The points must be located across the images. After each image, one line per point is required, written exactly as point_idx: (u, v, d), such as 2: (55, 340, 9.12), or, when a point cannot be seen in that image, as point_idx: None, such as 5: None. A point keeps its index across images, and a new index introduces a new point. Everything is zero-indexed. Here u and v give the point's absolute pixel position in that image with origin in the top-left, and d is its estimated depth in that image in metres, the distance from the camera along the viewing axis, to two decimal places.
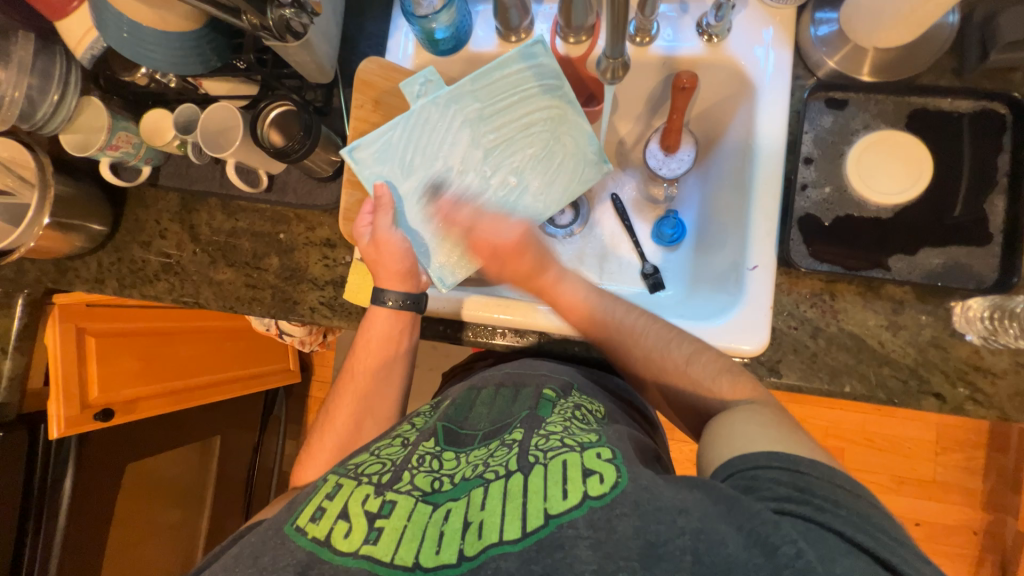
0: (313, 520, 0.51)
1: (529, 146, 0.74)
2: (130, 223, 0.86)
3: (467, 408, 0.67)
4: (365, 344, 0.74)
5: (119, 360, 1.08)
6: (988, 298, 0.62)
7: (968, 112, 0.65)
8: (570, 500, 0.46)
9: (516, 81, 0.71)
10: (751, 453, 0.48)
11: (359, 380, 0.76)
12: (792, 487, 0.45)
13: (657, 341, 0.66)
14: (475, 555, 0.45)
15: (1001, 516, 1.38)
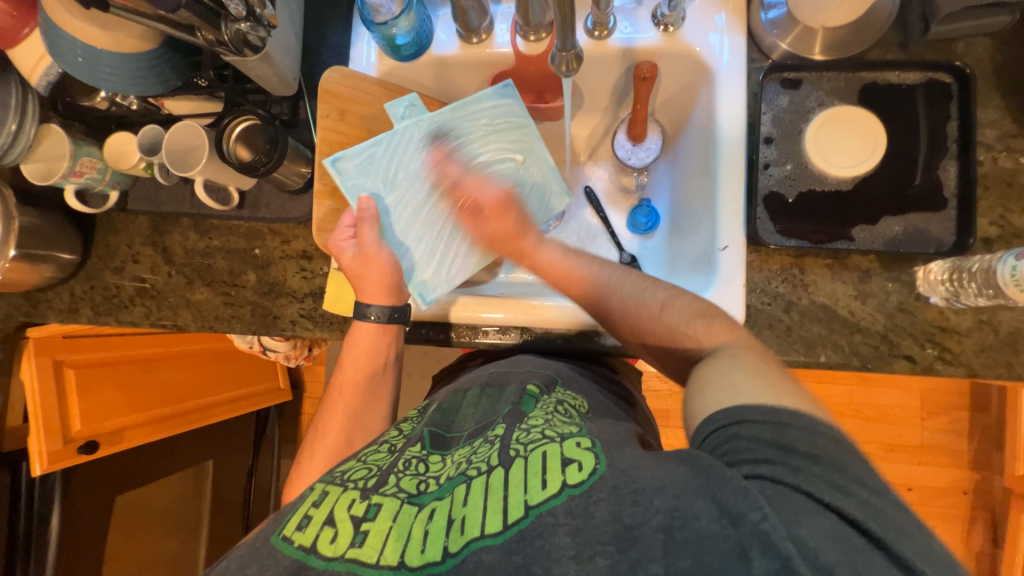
0: (299, 528, 0.50)
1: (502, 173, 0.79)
2: (101, 250, 0.85)
3: (453, 411, 0.68)
4: (350, 360, 0.74)
5: (100, 391, 1.06)
6: (948, 260, 0.64)
7: (915, 82, 0.67)
8: (549, 489, 0.47)
9: (492, 115, 0.77)
10: (736, 409, 0.48)
11: (345, 391, 0.75)
12: (771, 446, 0.45)
13: (633, 290, 0.65)
14: (459, 551, 0.45)
15: (988, 474, 1.42)
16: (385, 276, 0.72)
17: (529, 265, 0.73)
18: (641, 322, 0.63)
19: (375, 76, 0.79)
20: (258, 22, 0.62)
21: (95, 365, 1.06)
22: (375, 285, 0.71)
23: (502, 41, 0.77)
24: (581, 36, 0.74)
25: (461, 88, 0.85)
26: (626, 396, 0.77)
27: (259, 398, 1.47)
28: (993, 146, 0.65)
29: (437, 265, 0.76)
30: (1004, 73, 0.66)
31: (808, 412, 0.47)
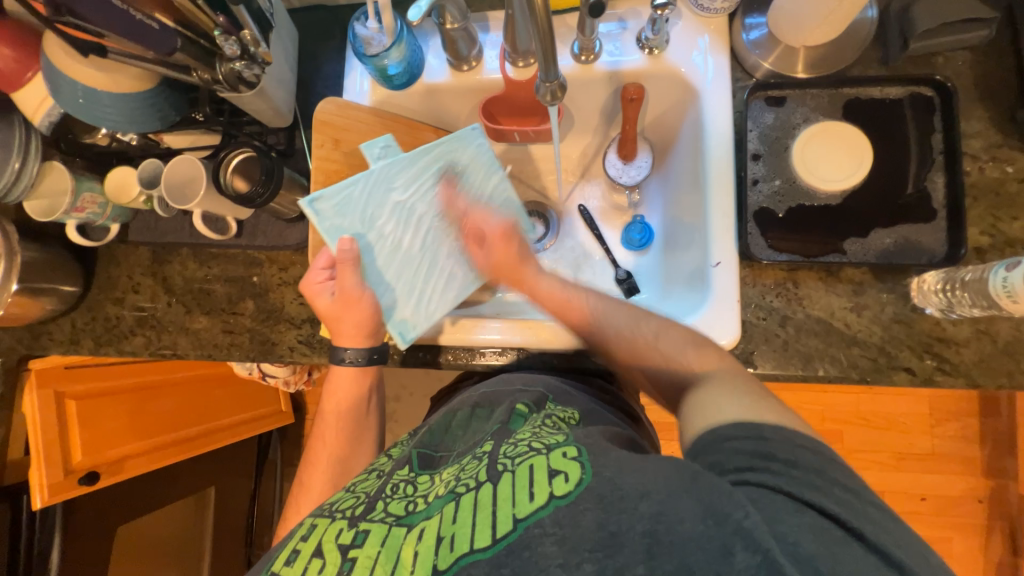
0: (288, 563, 0.51)
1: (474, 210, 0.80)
2: (102, 281, 0.86)
3: (441, 433, 0.69)
4: (336, 393, 0.76)
5: (101, 421, 1.06)
6: (941, 271, 0.63)
7: (897, 97, 0.68)
8: (537, 501, 0.46)
9: (467, 156, 0.79)
10: (718, 427, 0.50)
11: (333, 424, 0.76)
12: (754, 455, 0.46)
13: (627, 321, 0.67)
14: (449, 567, 0.45)
15: (1003, 482, 1.39)
16: (363, 314, 0.72)
17: (528, 292, 0.76)
18: (634, 347, 0.65)
19: (369, 105, 0.81)
20: (253, 60, 0.64)
21: (96, 396, 1.06)
22: (357, 317, 0.72)
23: (491, 68, 0.79)
24: (569, 60, 0.76)
25: (453, 114, 0.87)
26: (627, 412, 0.77)
27: (262, 423, 1.46)
28: (980, 156, 0.66)
29: (413, 304, 0.75)
30: (986, 84, 0.67)
31: (794, 428, 0.48)
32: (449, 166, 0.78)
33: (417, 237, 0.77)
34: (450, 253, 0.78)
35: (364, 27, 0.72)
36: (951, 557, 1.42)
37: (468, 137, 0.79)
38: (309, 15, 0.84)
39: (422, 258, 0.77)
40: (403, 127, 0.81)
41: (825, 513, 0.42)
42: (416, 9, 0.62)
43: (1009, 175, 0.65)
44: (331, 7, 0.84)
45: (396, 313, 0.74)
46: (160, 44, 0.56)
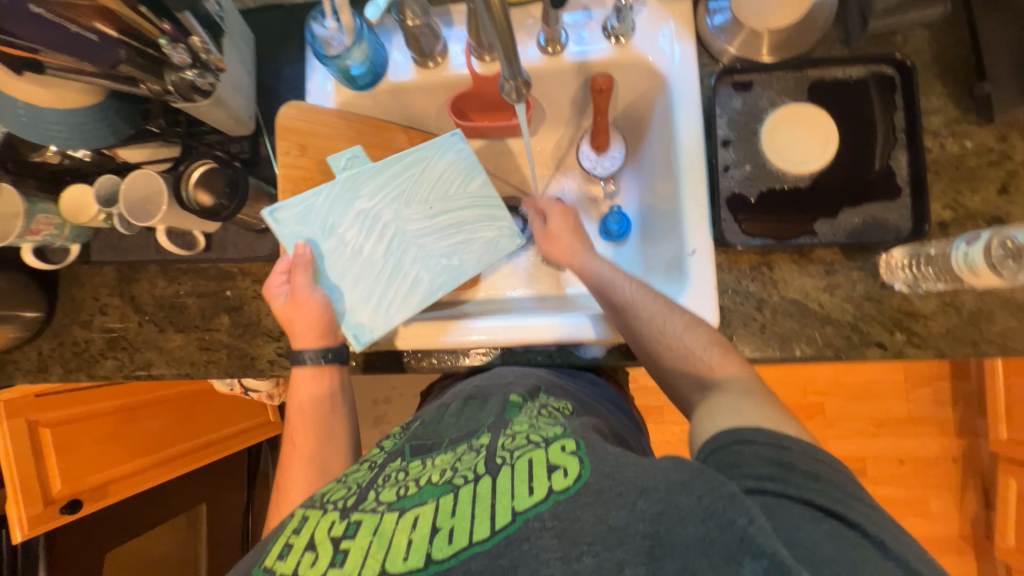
0: (280, 558, 0.50)
1: (450, 218, 0.78)
2: (67, 304, 0.83)
3: (434, 424, 0.66)
4: (299, 400, 0.71)
5: (82, 448, 1.04)
6: (907, 248, 0.65)
7: (859, 77, 0.69)
8: (536, 495, 0.47)
9: (443, 164, 0.78)
10: (738, 430, 0.51)
11: (303, 432, 0.69)
12: (775, 466, 0.47)
13: (658, 311, 0.66)
14: (445, 559, 0.45)
15: (973, 439, 1.47)
16: (315, 320, 0.70)
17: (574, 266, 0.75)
18: (658, 347, 0.64)
19: (333, 107, 0.78)
20: (205, 68, 0.62)
21: (76, 421, 1.03)
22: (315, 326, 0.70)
23: (458, 63, 0.78)
24: (535, 52, 0.75)
25: (422, 112, 0.85)
26: (617, 403, 0.77)
27: (257, 433, 1.42)
28: (940, 133, 0.67)
29: (376, 311, 0.73)
30: (943, 61, 0.69)
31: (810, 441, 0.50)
32: (422, 173, 0.77)
33: (382, 243, 0.75)
34: (417, 259, 0.76)
35: (322, 28, 0.68)
36: (929, 515, 1.48)
37: (446, 142, 0.78)
38: (266, 16, 0.81)
39: (387, 265, 0.75)
40: (372, 128, 0.79)
41: (812, 504, 0.45)
42: (375, 6, 0.58)
43: (968, 150, 0.67)
44: (287, 6, 0.81)
45: (356, 320, 0.73)
46: (101, 57, 0.54)
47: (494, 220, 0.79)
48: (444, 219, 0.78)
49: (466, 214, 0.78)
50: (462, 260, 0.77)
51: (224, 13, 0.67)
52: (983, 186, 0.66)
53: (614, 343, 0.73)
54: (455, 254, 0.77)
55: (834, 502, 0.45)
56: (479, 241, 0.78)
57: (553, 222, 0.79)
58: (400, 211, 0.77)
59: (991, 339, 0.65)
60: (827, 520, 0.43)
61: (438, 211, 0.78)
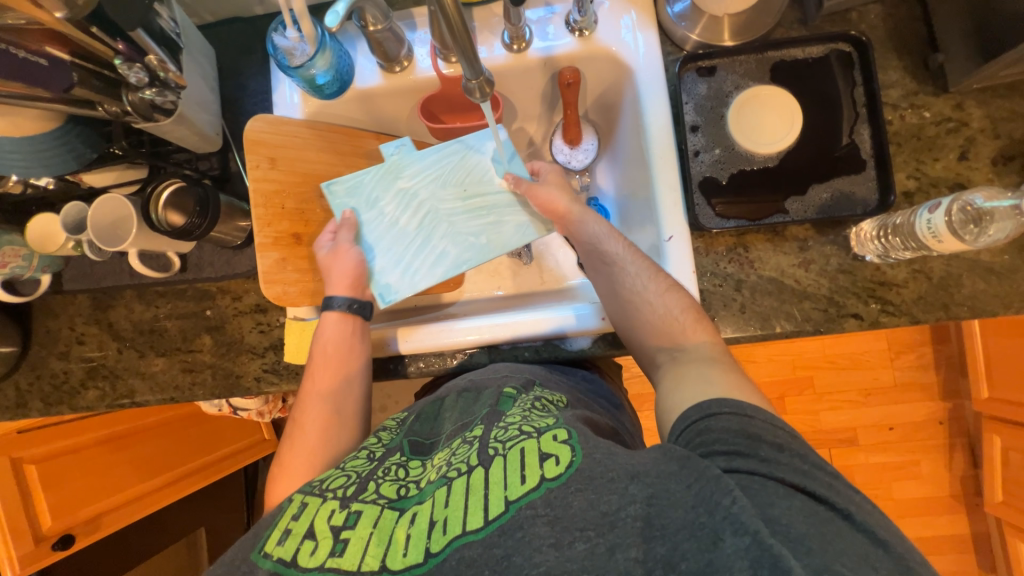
0: (280, 542, 0.50)
1: (481, 200, 0.78)
2: (42, 336, 0.81)
3: (430, 420, 0.67)
4: (319, 355, 0.69)
5: (70, 480, 1.02)
6: (876, 219, 0.67)
7: (818, 56, 0.70)
8: (528, 483, 0.48)
9: (482, 149, 0.79)
10: (707, 404, 0.52)
11: (318, 386, 0.68)
12: (743, 438, 0.48)
13: (638, 278, 0.66)
14: (441, 551, 0.46)
15: (958, 401, 1.51)
16: (352, 276, 0.72)
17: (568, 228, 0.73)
18: (635, 310, 0.65)
19: (302, 117, 0.78)
20: (165, 86, 0.61)
21: (66, 454, 1.02)
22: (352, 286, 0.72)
23: (425, 66, 0.78)
24: (500, 50, 0.75)
25: (393, 116, 0.85)
26: (607, 394, 0.78)
27: (248, 454, 1.42)
28: (899, 105, 0.69)
29: (410, 279, 0.76)
30: (898, 34, 0.70)
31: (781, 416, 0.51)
32: (462, 160, 0.79)
33: (414, 218, 0.78)
34: (446, 236, 0.77)
35: (283, 37, 0.68)
36: (921, 477, 1.52)
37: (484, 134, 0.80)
38: (227, 30, 0.80)
39: (420, 239, 0.77)
40: (341, 137, 0.78)
41: (782, 481, 0.45)
42: (333, 14, 0.58)
43: (927, 120, 0.69)
44: (248, 19, 0.80)
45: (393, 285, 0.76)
46: (55, 81, 0.53)
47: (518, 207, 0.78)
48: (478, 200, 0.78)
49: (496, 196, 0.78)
50: (489, 242, 0.77)
51: (180, 29, 0.66)
52: (943, 154, 0.68)
53: (602, 332, 0.73)
54: (482, 233, 0.77)
55: (810, 474, 0.46)
56: (507, 227, 0.78)
57: (547, 171, 0.78)
58: (436, 191, 0.78)
59: (961, 302, 0.66)
60: (808, 489, 0.45)
61: (473, 192, 0.79)
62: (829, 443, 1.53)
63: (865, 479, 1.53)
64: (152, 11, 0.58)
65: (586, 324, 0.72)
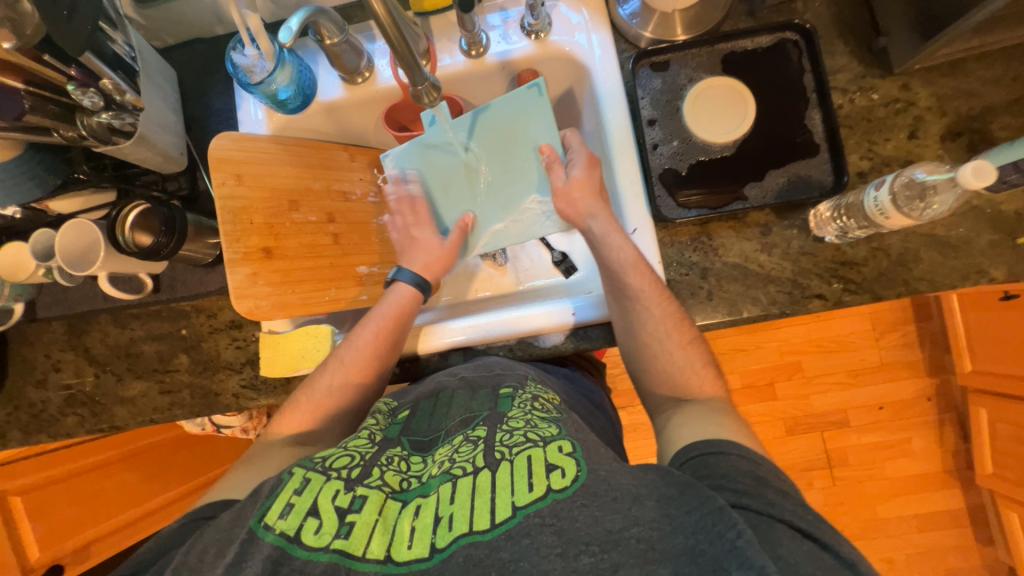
0: (282, 516, 0.49)
1: (504, 176, 0.78)
2: (18, 365, 0.81)
3: (429, 409, 0.66)
4: (382, 314, 0.73)
5: (60, 511, 1.01)
6: (831, 201, 0.68)
7: (767, 45, 0.72)
8: (535, 492, 0.48)
9: (518, 116, 0.75)
10: (716, 441, 0.53)
11: (368, 341, 0.71)
12: (750, 478, 0.49)
13: (659, 327, 0.66)
14: (447, 546, 0.47)
15: (946, 377, 1.53)
16: (432, 262, 0.79)
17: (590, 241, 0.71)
18: (650, 352, 0.66)
19: (267, 133, 0.78)
20: (122, 108, 0.63)
21: (53, 484, 1.01)
22: (431, 274, 0.79)
23: (386, 76, 0.79)
24: (459, 57, 0.77)
25: (360, 126, 0.86)
26: (585, 390, 0.79)
27: None
28: (848, 88, 0.71)
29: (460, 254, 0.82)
30: (842, 21, 0.72)
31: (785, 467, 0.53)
32: (495, 129, 0.77)
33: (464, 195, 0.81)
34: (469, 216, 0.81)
35: (242, 56, 0.69)
36: (913, 455, 1.54)
37: (524, 97, 0.74)
38: (189, 52, 0.81)
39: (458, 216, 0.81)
40: (309, 150, 0.79)
41: (790, 524, 0.46)
42: (286, 30, 0.57)
43: (876, 101, 0.70)
44: (209, 39, 0.81)
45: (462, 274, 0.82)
46: (5, 109, 0.55)
47: (541, 192, 0.76)
48: (497, 178, 0.78)
49: (523, 179, 0.77)
50: (514, 227, 0.78)
51: (137, 52, 0.67)
52: (893, 133, 0.70)
53: (569, 328, 0.74)
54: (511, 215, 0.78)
55: (816, 523, 0.47)
56: (529, 212, 0.77)
57: (580, 178, 0.71)
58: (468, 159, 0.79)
59: (920, 277, 0.68)
60: (814, 535, 0.46)
61: (500, 172, 0.78)
62: (821, 426, 1.54)
63: (858, 460, 1.54)
64: (102, 35, 0.60)
65: (571, 320, 0.73)
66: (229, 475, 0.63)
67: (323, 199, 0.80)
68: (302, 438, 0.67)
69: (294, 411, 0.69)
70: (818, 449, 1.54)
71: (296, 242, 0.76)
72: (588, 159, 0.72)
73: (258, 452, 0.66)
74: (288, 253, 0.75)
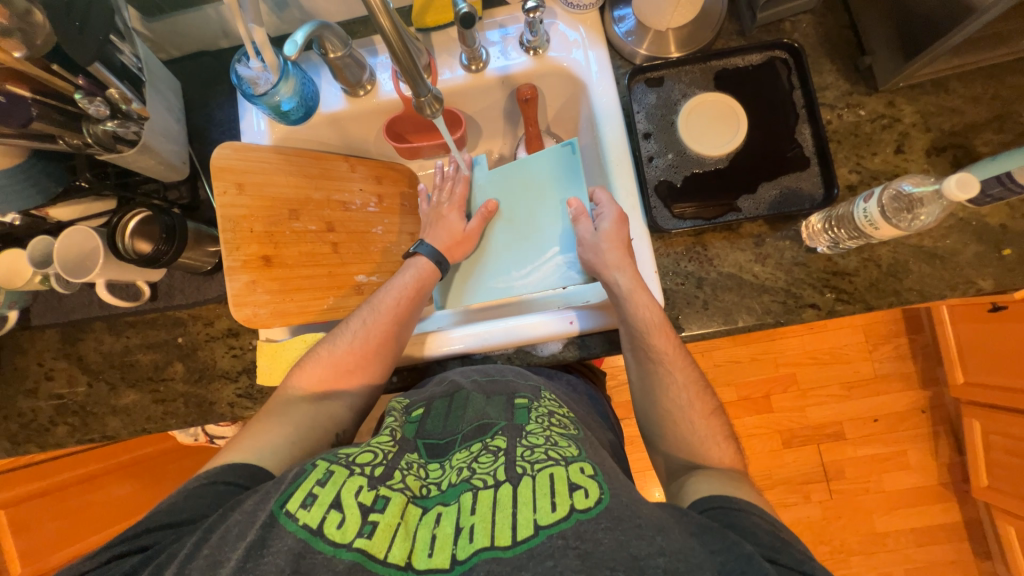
0: (304, 507, 0.48)
1: (527, 212, 0.83)
2: (9, 374, 0.80)
3: (444, 414, 0.66)
4: (400, 291, 0.74)
5: (43, 527, 0.99)
6: (822, 213, 0.70)
7: (758, 63, 0.74)
8: (559, 511, 0.48)
9: (551, 168, 0.81)
10: (736, 499, 0.54)
11: (384, 315, 0.71)
12: (775, 538, 0.49)
13: (680, 396, 0.67)
14: (467, 558, 0.46)
15: (938, 389, 1.54)
16: (450, 240, 0.82)
17: (616, 292, 0.70)
18: (669, 418, 0.66)
19: (269, 144, 0.80)
20: (127, 118, 0.64)
21: (30, 499, 0.98)
22: (449, 252, 0.82)
23: (387, 89, 0.80)
24: (460, 72, 0.79)
25: (361, 137, 0.88)
26: (592, 403, 0.79)
27: None
28: (836, 105, 0.73)
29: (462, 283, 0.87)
30: (829, 41, 0.75)
31: None
32: (522, 173, 0.84)
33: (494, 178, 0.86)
34: (489, 255, 0.85)
35: (248, 68, 0.71)
36: (909, 467, 1.54)
37: (556, 153, 0.80)
38: (193, 64, 0.83)
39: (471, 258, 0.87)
40: (310, 160, 0.80)
41: None
42: (292, 44, 0.59)
43: (863, 117, 0.73)
44: (214, 52, 0.83)
45: (482, 273, 0.85)
46: (14, 116, 0.55)
47: (558, 246, 0.80)
48: (518, 219, 0.84)
49: (544, 230, 0.82)
50: (528, 275, 0.82)
51: (143, 64, 0.68)
52: (880, 148, 0.72)
53: (570, 336, 0.74)
54: (527, 263, 0.82)
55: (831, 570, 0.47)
56: (546, 262, 0.80)
57: (609, 231, 0.70)
58: (496, 192, 0.86)
59: (910, 288, 0.69)
60: None
61: (523, 216, 0.84)
62: (818, 438, 1.55)
63: (856, 473, 1.54)
64: (112, 47, 0.61)
65: (570, 328, 0.73)
66: (246, 433, 0.63)
67: (324, 209, 0.81)
68: (323, 394, 0.67)
69: (315, 365, 0.69)
70: (815, 462, 1.54)
71: (296, 250, 0.77)
72: (618, 214, 0.71)
73: (275, 407, 0.66)
74: (288, 262, 0.76)
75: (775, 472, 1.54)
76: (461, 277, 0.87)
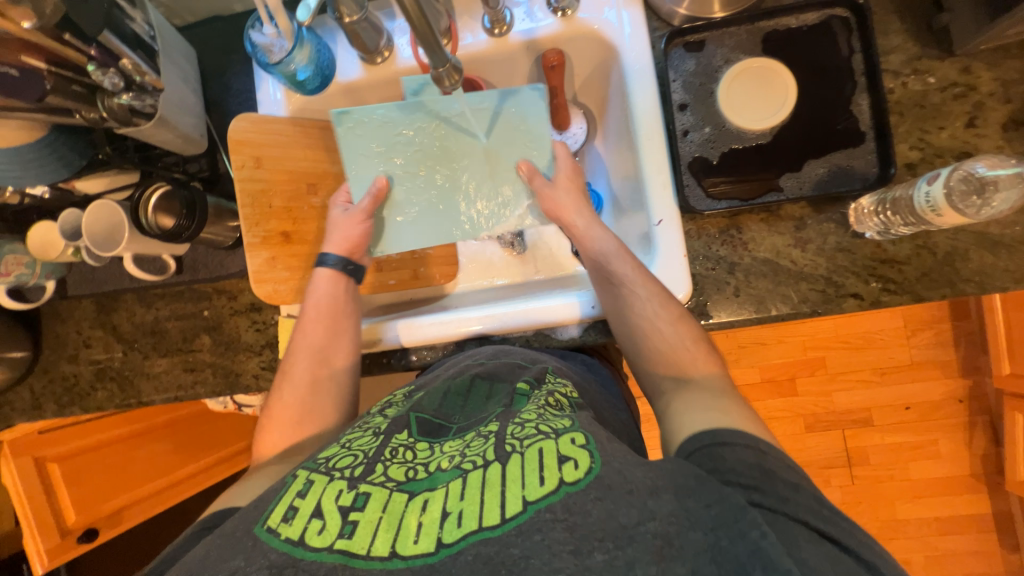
0: (285, 521, 0.48)
1: (490, 166, 0.74)
2: (52, 341, 0.84)
3: (438, 407, 0.64)
4: (310, 313, 0.72)
5: (89, 478, 1.07)
6: (876, 193, 0.64)
7: (814, 23, 0.66)
8: (547, 486, 0.46)
9: (519, 121, 0.73)
10: (718, 431, 0.51)
11: (302, 343, 0.70)
12: (758, 473, 0.47)
13: (648, 311, 0.64)
14: (455, 542, 0.44)
15: (980, 379, 1.46)
16: (355, 237, 0.72)
17: (576, 234, 0.72)
18: (641, 334, 0.64)
19: (285, 115, 0.77)
20: (142, 90, 0.63)
21: (79, 454, 1.06)
22: (352, 247, 0.72)
23: (405, 56, 0.76)
24: (482, 36, 0.74)
25: None
26: (607, 385, 0.77)
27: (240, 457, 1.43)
28: (901, 71, 0.65)
29: (409, 221, 0.74)
30: None
31: None
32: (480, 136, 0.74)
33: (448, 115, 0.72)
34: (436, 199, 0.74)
35: (260, 34, 0.67)
36: (939, 457, 1.48)
37: (525, 99, 0.72)
38: (209, 29, 0.80)
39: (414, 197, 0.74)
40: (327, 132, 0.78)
41: (805, 523, 0.44)
42: (304, 7, 0.56)
43: (932, 86, 0.65)
44: (228, 17, 0.80)
45: (430, 217, 0.74)
46: (28, 89, 0.54)
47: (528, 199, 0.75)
48: (479, 168, 0.74)
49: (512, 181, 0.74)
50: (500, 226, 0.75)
51: (156, 31, 0.66)
52: (949, 121, 0.64)
53: (588, 321, 0.72)
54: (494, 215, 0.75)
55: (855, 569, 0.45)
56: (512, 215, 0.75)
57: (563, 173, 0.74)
58: (447, 153, 0.73)
59: (968, 278, 0.63)
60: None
61: (490, 170, 0.74)
62: (843, 424, 1.50)
63: (881, 460, 1.50)
64: (120, 14, 0.59)
65: (577, 313, 0.71)
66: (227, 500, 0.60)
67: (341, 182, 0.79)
68: (288, 453, 0.65)
69: (270, 428, 0.67)
70: (839, 446, 1.50)
71: (314, 226, 0.76)
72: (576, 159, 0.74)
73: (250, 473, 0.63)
74: (307, 237, 0.75)
75: (795, 456, 1.52)
76: (402, 219, 0.74)
